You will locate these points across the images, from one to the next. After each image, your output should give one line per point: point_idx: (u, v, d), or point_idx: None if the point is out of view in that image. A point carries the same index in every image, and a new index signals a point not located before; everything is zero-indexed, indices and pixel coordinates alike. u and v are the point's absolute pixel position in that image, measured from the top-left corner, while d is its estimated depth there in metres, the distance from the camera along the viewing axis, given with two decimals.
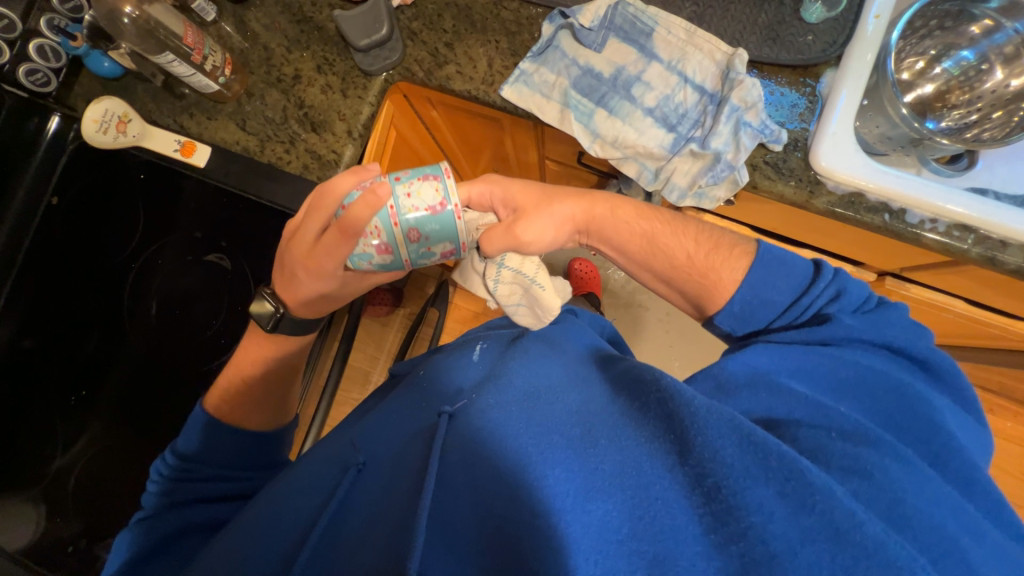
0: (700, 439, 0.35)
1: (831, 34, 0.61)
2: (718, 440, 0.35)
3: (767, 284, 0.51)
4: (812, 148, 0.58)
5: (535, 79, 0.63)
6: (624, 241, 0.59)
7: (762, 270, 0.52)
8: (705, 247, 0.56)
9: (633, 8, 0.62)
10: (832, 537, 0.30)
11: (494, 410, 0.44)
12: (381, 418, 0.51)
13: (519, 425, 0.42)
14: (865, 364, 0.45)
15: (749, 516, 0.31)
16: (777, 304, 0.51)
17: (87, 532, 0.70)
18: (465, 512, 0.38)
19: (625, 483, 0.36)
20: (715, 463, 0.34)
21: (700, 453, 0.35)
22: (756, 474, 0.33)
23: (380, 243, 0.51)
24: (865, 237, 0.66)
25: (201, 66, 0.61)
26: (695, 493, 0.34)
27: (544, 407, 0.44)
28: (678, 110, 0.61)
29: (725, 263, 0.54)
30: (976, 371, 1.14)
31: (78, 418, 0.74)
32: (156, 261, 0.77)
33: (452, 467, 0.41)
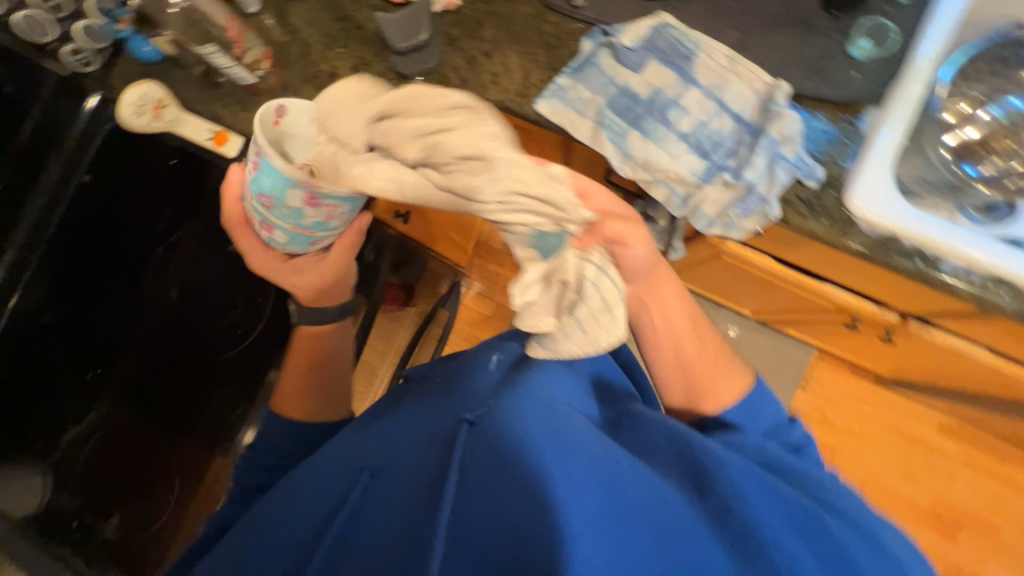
0: (717, 478, 0.41)
1: (879, 72, 0.60)
2: (737, 480, 0.41)
3: (756, 405, 0.57)
4: (847, 187, 0.57)
5: (570, 95, 0.63)
6: (664, 323, 0.58)
7: (756, 392, 0.57)
8: (720, 354, 0.59)
9: (675, 32, 0.61)
10: (835, 564, 0.37)
11: (517, 421, 0.42)
12: (395, 423, 0.50)
13: (543, 441, 0.40)
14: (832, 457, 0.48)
15: (772, 549, 0.37)
16: (760, 424, 0.56)
17: (90, 509, 0.71)
18: (482, 521, 0.36)
19: (658, 513, 0.38)
20: (744, 504, 0.39)
21: (721, 490, 0.40)
22: (777, 515, 0.39)
23: (265, 226, 0.53)
24: (891, 278, 0.64)
25: (239, 58, 0.64)
26: (718, 527, 0.39)
27: (567, 428, 0.43)
28: (713, 138, 0.60)
29: (735, 373, 0.58)
30: (993, 419, 1.11)
31: (91, 393, 0.75)
32: (179, 244, 0.79)
33: (469, 480, 0.38)
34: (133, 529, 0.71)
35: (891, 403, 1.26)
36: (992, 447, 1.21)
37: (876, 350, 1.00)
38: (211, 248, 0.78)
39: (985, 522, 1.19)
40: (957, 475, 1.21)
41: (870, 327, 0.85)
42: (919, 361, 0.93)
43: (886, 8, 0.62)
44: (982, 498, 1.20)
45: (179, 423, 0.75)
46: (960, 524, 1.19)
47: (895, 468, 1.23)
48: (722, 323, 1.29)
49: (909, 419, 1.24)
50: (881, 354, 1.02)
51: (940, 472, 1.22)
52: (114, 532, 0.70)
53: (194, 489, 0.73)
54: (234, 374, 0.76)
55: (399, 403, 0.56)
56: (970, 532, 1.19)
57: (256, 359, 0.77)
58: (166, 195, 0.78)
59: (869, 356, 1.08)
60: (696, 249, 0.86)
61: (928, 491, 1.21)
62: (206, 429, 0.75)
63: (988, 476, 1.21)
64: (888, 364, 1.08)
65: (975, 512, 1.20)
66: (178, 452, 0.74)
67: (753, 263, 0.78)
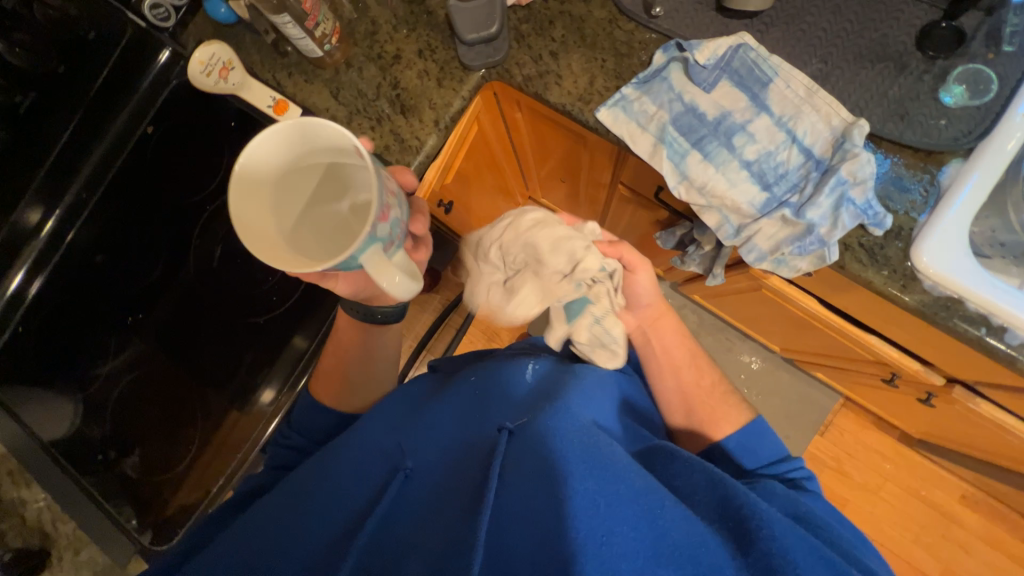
0: (764, 532, 0.37)
1: (968, 122, 0.56)
2: (786, 539, 0.36)
3: (760, 437, 0.58)
4: (917, 240, 0.54)
5: (634, 107, 0.61)
6: (664, 357, 0.64)
7: (760, 433, 0.58)
8: (722, 389, 0.63)
9: (754, 54, 0.59)
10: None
11: (554, 436, 0.42)
12: (429, 424, 0.52)
13: (582, 460, 0.40)
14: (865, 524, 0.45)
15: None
16: (762, 456, 0.57)
17: (116, 444, 0.74)
18: (519, 535, 0.37)
19: (698, 559, 0.35)
20: (788, 564, 0.35)
21: (767, 547, 0.36)
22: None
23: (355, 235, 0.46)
24: (946, 341, 0.61)
25: (311, 32, 0.62)
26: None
27: (605, 446, 0.42)
28: (777, 170, 0.58)
29: (734, 407, 0.61)
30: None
31: (127, 334, 0.78)
32: (227, 209, 0.80)
33: (508, 490, 0.40)
34: (152, 468, 0.74)
35: (914, 464, 1.20)
36: (1017, 526, 1.15)
37: (909, 408, 0.96)
38: None
39: None
40: (974, 549, 1.16)
41: (909, 385, 0.82)
42: (955, 428, 0.89)
43: (987, 56, 0.57)
44: None
45: (205, 373, 0.77)
46: None
47: (907, 531, 1.18)
48: (746, 355, 1.26)
49: (931, 484, 1.19)
50: (913, 413, 0.97)
51: (956, 544, 1.16)
52: (133, 470, 0.73)
53: (212, 438, 0.76)
54: (266, 336, 0.78)
55: (434, 397, 0.58)
56: None
57: (288, 324, 0.77)
58: (222, 154, 0.78)
59: (900, 413, 1.03)
60: (735, 278, 0.83)
61: (939, 561, 1.16)
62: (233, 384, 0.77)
63: (1009, 556, 1.14)
64: (919, 425, 1.03)
65: None
66: (203, 402, 0.77)
67: (794, 301, 0.75)
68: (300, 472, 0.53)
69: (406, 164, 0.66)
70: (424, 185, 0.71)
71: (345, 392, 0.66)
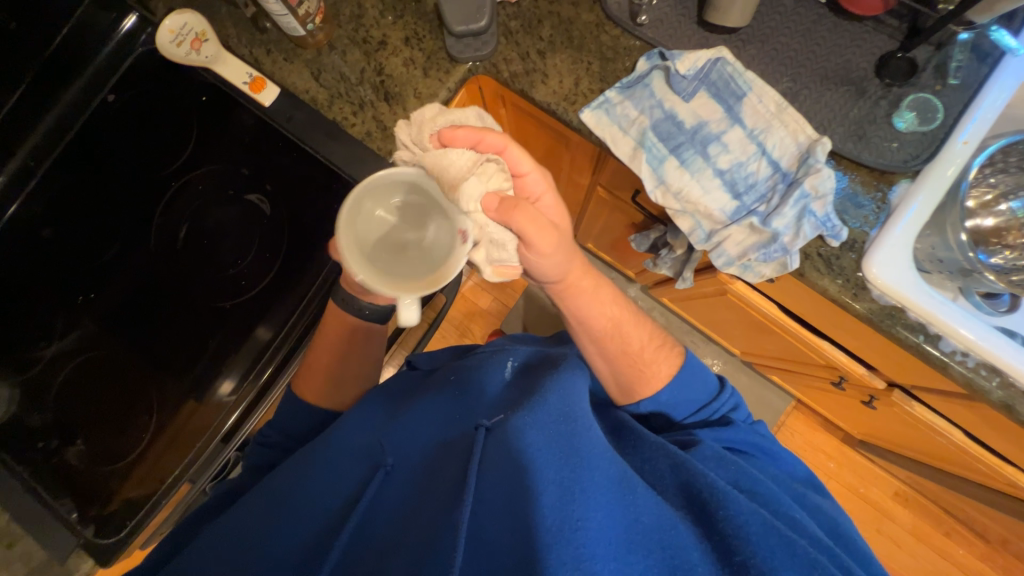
0: (723, 511, 0.39)
1: (917, 147, 0.60)
2: (742, 515, 0.39)
3: (690, 385, 0.59)
4: (868, 253, 0.58)
5: (616, 110, 0.63)
6: (591, 330, 0.59)
7: (686, 383, 0.59)
8: (652, 343, 0.62)
9: (731, 68, 0.61)
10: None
11: (530, 432, 0.42)
12: (408, 419, 0.52)
13: (558, 453, 0.41)
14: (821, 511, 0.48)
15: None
16: (695, 401, 0.59)
17: (58, 431, 0.69)
18: (499, 527, 0.38)
19: (666, 540, 0.38)
20: (743, 541, 0.38)
21: (725, 527, 0.39)
22: (780, 559, 0.37)
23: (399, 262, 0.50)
24: (889, 347, 0.66)
25: (294, 9, 0.60)
26: (725, 569, 0.37)
27: (580, 435, 0.43)
28: (747, 180, 0.61)
29: (662, 359, 0.60)
30: (946, 495, 1.15)
31: (75, 315, 0.72)
32: (195, 187, 0.75)
33: (486, 485, 0.41)
34: (96, 457, 0.69)
35: (855, 464, 1.29)
36: (941, 521, 1.25)
37: (853, 410, 1.03)
38: (227, 194, 0.76)
39: None
40: (904, 542, 1.26)
41: (854, 389, 0.88)
42: (891, 429, 0.96)
43: (935, 86, 0.62)
44: (922, 568, 1.24)
45: (160, 359, 0.72)
46: None
47: None
48: (709, 358, 1.32)
49: (868, 481, 1.28)
50: (856, 416, 1.05)
51: (888, 537, 1.26)
52: (77, 459, 0.69)
53: (165, 430, 0.70)
54: (228, 323, 0.72)
55: (413, 394, 0.58)
56: None
57: (252, 313, 0.72)
58: (190, 129, 0.74)
59: (845, 415, 1.11)
60: (703, 283, 0.87)
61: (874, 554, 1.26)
62: (191, 371, 0.71)
63: (935, 550, 1.25)
64: (861, 426, 1.11)
65: None
66: (158, 387, 0.71)
67: (756, 306, 0.80)
68: (272, 474, 0.52)
69: (388, 152, 0.65)
70: None
71: (320, 383, 0.63)
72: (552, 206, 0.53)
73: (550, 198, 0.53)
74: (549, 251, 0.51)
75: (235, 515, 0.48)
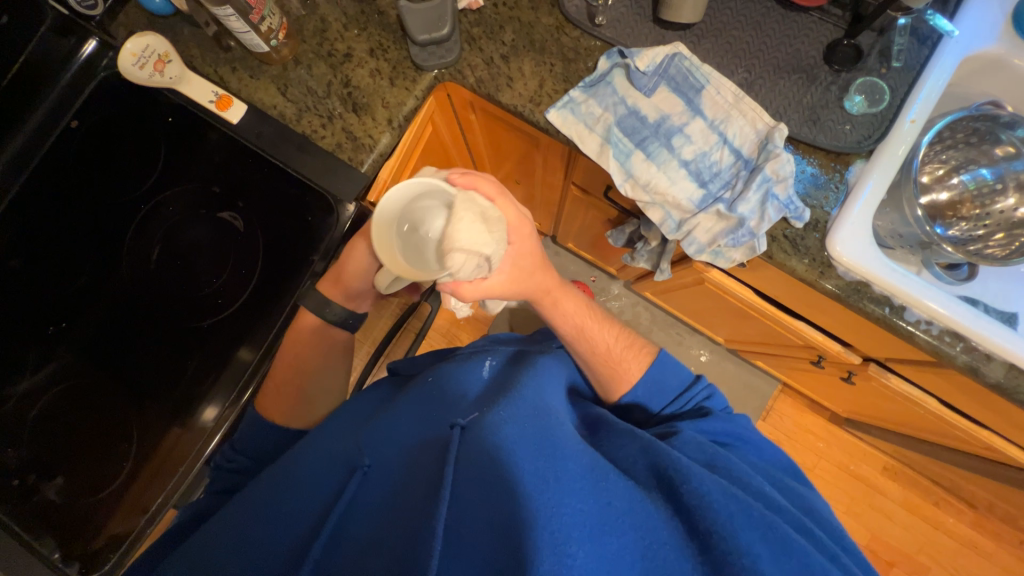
0: (686, 485, 0.41)
1: (868, 128, 0.63)
2: (702, 487, 0.40)
3: (663, 377, 0.62)
4: (831, 231, 0.60)
5: (581, 108, 0.64)
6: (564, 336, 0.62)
7: (660, 370, 0.62)
8: (621, 343, 0.64)
9: (688, 62, 0.64)
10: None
11: (506, 426, 0.44)
12: (386, 421, 0.52)
13: (532, 445, 0.42)
14: (797, 493, 0.49)
15: (740, 558, 0.36)
16: (670, 391, 0.62)
17: (36, 468, 0.67)
18: (475, 521, 0.39)
19: (638, 522, 0.38)
20: (704, 510, 0.39)
21: (689, 500, 0.40)
22: (748, 526, 0.38)
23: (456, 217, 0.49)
24: (860, 322, 0.68)
25: (257, 26, 0.61)
26: (692, 540, 0.39)
27: (553, 428, 0.45)
28: (712, 168, 0.63)
29: (631, 358, 0.63)
30: (931, 464, 1.18)
31: (47, 346, 0.70)
32: (166, 209, 0.74)
33: (464, 480, 0.41)
34: (76, 493, 0.66)
35: (844, 442, 1.32)
36: (930, 492, 1.28)
37: (834, 388, 1.06)
38: (199, 213, 0.73)
39: (915, 562, 1.26)
40: (897, 516, 1.28)
41: (833, 366, 0.90)
42: (872, 403, 0.99)
43: (881, 70, 0.65)
44: (916, 540, 1.27)
45: (135, 389, 0.69)
46: (893, 561, 1.26)
47: (840, 504, 1.30)
48: (696, 348, 1.34)
49: (857, 458, 1.31)
50: (839, 394, 1.08)
51: (881, 511, 1.29)
52: (56, 495, 0.66)
53: (145, 465, 0.67)
54: (208, 344, 0.70)
55: (395, 398, 0.58)
56: (902, 570, 1.26)
57: (231, 333, 0.70)
58: (161, 149, 0.74)
59: (829, 394, 1.14)
60: (681, 273, 0.89)
61: (869, 530, 1.28)
62: (170, 399, 0.69)
63: (926, 521, 1.28)
64: (844, 404, 1.14)
65: (908, 551, 1.26)
66: (138, 415, 0.69)
67: (733, 293, 0.82)
68: (252, 489, 0.51)
69: (360, 162, 0.66)
70: (377, 185, 0.71)
71: None
72: (516, 254, 0.55)
73: (514, 247, 0.55)
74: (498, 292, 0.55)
75: (219, 537, 0.46)
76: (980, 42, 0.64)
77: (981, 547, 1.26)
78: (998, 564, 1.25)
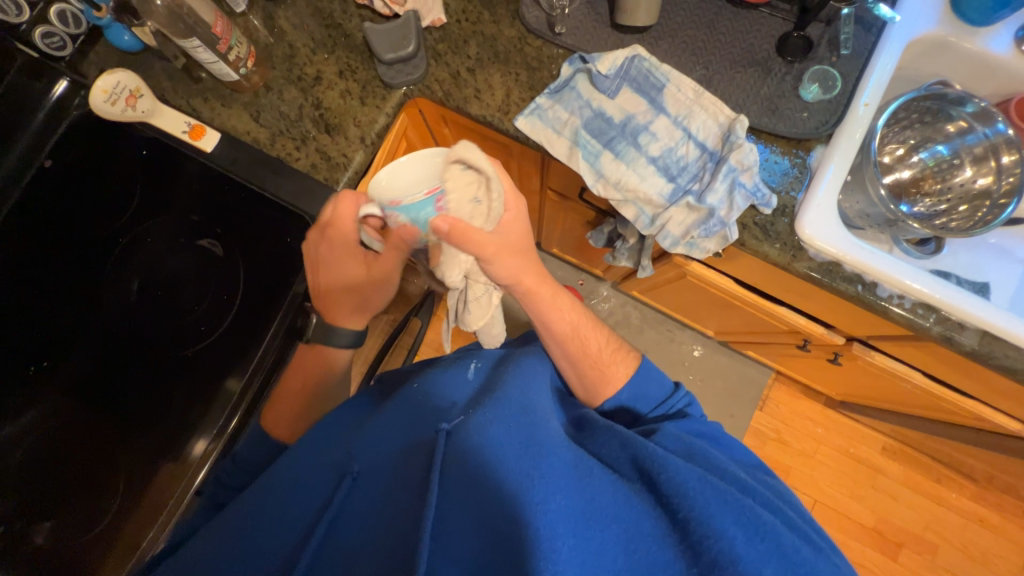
0: (664, 475, 0.42)
1: (825, 114, 0.65)
2: (679, 475, 0.41)
3: (648, 382, 0.63)
4: (798, 215, 0.62)
5: (549, 114, 0.66)
6: (558, 338, 0.62)
7: (645, 376, 0.63)
8: (610, 346, 0.65)
9: (648, 63, 0.66)
10: (783, 560, 0.37)
11: (489, 428, 0.46)
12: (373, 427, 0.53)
13: (515, 447, 0.44)
14: (773, 485, 0.51)
15: (717, 543, 0.37)
16: (653, 398, 0.62)
17: (24, 512, 0.65)
18: (462, 521, 0.41)
19: (620, 515, 0.40)
20: (682, 497, 0.40)
21: (667, 488, 0.41)
22: (726, 511, 0.39)
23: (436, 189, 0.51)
24: (838, 303, 0.70)
25: (225, 56, 0.62)
26: (673, 529, 0.39)
27: (535, 428, 0.47)
28: (679, 163, 0.65)
29: (619, 360, 0.64)
30: (926, 440, 1.19)
31: (31, 389, 0.69)
32: (146, 239, 0.74)
33: (451, 483, 0.43)
34: (67, 535, 0.65)
35: (842, 425, 1.32)
36: (929, 468, 1.29)
37: (824, 372, 1.07)
38: (178, 242, 0.74)
39: (923, 540, 1.26)
40: (900, 495, 1.28)
41: (819, 349, 0.91)
42: (862, 383, 1.00)
43: (831, 58, 0.68)
44: (922, 518, 1.27)
45: (122, 423, 0.68)
46: (901, 542, 1.26)
47: (844, 488, 1.30)
48: (689, 343, 1.35)
49: (855, 440, 1.32)
50: (830, 377, 1.09)
51: (884, 492, 1.29)
52: (46, 540, 0.64)
53: (136, 501, 0.66)
54: (194, 373, 0.70)
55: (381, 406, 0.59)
56: (910, 550, 1.25)
57: (217, 360, 0.70)
58: (136, 184, 0.74)
59: (820, 378, 1.15)
60: (663, 269, 0.91)
61: (874, 512, 1.28)
62: (159, 430, 0.68)
63: (929, 497, 1.28)
64: (836, 387, 1.15)
65: (915, 530, 1.26)
66: (126, 450, 0.68)
67: (715, 284, 0.83)
68: (246, 494, 0.52)
69: (336, 180, 0.67)
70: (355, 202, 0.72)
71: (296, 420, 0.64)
72: (513, 222, 0.55)
73: (511, 215, 0.55)
74: (492, 261, 0.54)
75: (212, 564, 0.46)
76: (923, 25, 0.67)
77: (985, 519, 1.26)
78: (1004, 535, 1.25)
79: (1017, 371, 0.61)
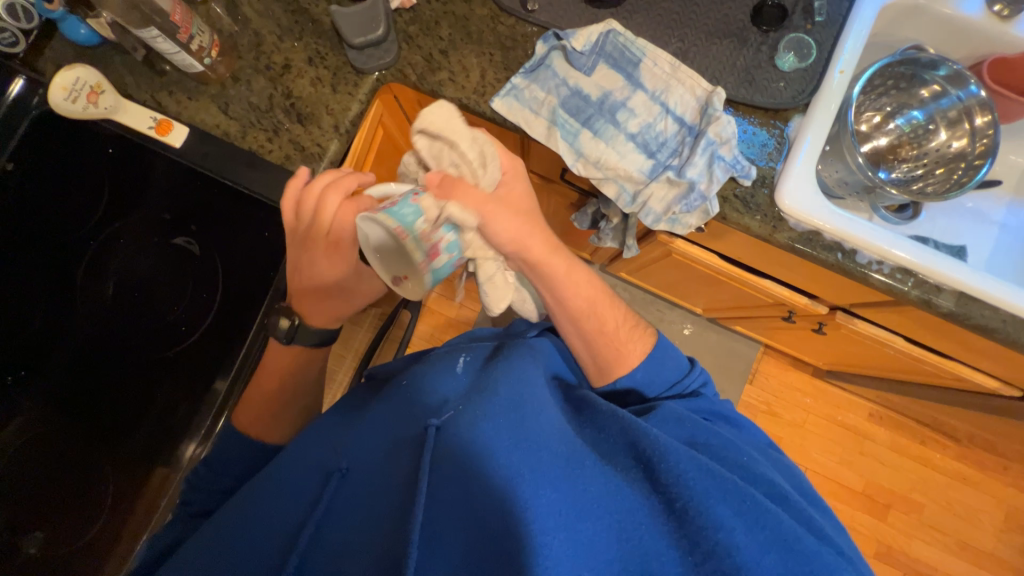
0: (663, 463, 0.41)
1: (801, 83, 0.65)
2: (680, 464, 0.41)
3: (663, 364, 0.61)
4: (778, 185, 0.62)
5: (525, 94, 0.65)
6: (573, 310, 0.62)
7: (661, 354, 0.62)
8: (626, 324, 0.63)
9: (623, 38, 0.65)
10: (782, 549, 0.38)
11: (480, 423, 0.46)
12: (364, 425, 0.53)
13: (506, 440, 0.44)
14: (779, 465, 0.52)
15: (715, 533, 0.38)
16: (667, 381, 0.61)
17: (11, 524, 0.64)
18: (454, 516, 0.42)
19: (613, 505, 0.40)
20: (680, 487, 0.40)
21: (666, 477, 0.41)
22: (722, 499, 0.39)
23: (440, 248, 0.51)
24: (819, 272, 0.71)
25: (187, 45, 0.60)
26: (668, 517, 0.40)
27: (529, 419, 0.46)
28: (658, 139, 0.64)
29: (636, 339, 0.62)
30: (910, 403, 1.23)
31: (6, 399, 0.67)
32: (119, 239, 0.73)
33: (441, 480, 0.44)
34: (59, 543, 0.64)
35: (828, 394, 1.35)
36: (914, 431, 1.33)
37: (810, 342, 1.08)
38: (150, 241, 0.73)
39: (909, 500, 1.30)
40: (887, 459, 1.32)
41: (804, 320, 0.93)
42: (846, 351, 1.02)
43: (806, 26, 0.67)
44: (908, 480, 1.31)
45: (107, 429, 0.68)
46: (889, 503, 1.30)
47: (833, 455, 1.33)
48: (678, 322, 1.36)
49: (843, 408, 1.35)
50: (816, 347, 1.11)
51: (872, 457, 1.32)
52: (38, 550, 0.64)
53: (127, 506, 0.65)
54: (179, 373, 0.69)
55: (370, 403, 0.59)
56: (898, 510, 1.30)
57: (200, 359, 0.69)
58: (103, 184, 0.72)
59: (807, 349, 1.17)
60: (648, 248, 0.91)
61: (863, 477, 1.32)
62: (145, 434, 0.67)
63: (914, 459, 1.32)
64: (822, 357, 1.17)
65: (901, 491, 1.31)
66: (113, 456, 0.67)
67: (700, 261, 0.83)
68: (242, 493, 0.52)
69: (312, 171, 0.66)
70: None
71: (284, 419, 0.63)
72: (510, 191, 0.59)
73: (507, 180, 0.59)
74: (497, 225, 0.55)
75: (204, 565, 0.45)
76: None
77: (968, 477, 1.30)
78: (986, 491, 1.30)
79: (993, 331, 0.62)
